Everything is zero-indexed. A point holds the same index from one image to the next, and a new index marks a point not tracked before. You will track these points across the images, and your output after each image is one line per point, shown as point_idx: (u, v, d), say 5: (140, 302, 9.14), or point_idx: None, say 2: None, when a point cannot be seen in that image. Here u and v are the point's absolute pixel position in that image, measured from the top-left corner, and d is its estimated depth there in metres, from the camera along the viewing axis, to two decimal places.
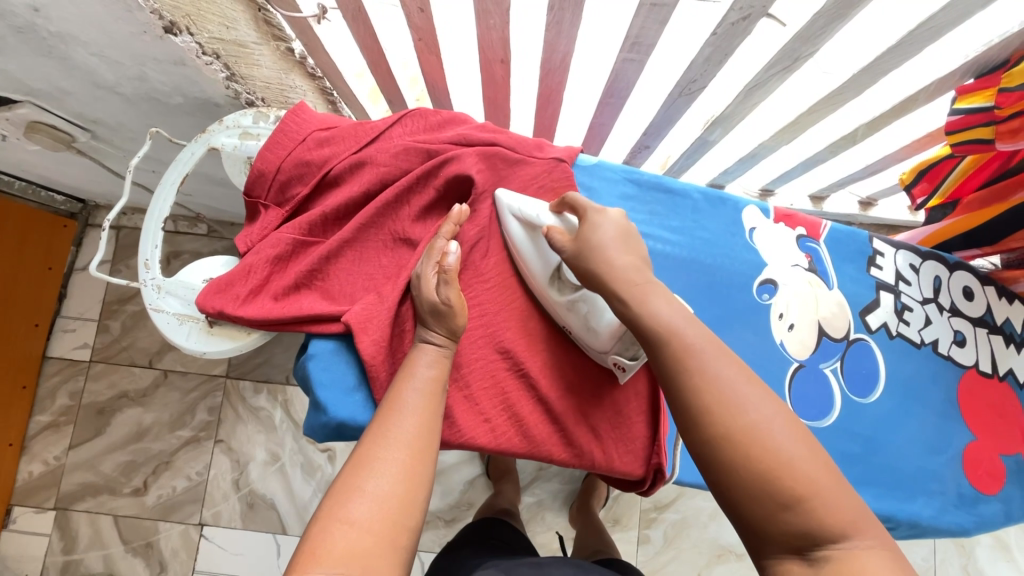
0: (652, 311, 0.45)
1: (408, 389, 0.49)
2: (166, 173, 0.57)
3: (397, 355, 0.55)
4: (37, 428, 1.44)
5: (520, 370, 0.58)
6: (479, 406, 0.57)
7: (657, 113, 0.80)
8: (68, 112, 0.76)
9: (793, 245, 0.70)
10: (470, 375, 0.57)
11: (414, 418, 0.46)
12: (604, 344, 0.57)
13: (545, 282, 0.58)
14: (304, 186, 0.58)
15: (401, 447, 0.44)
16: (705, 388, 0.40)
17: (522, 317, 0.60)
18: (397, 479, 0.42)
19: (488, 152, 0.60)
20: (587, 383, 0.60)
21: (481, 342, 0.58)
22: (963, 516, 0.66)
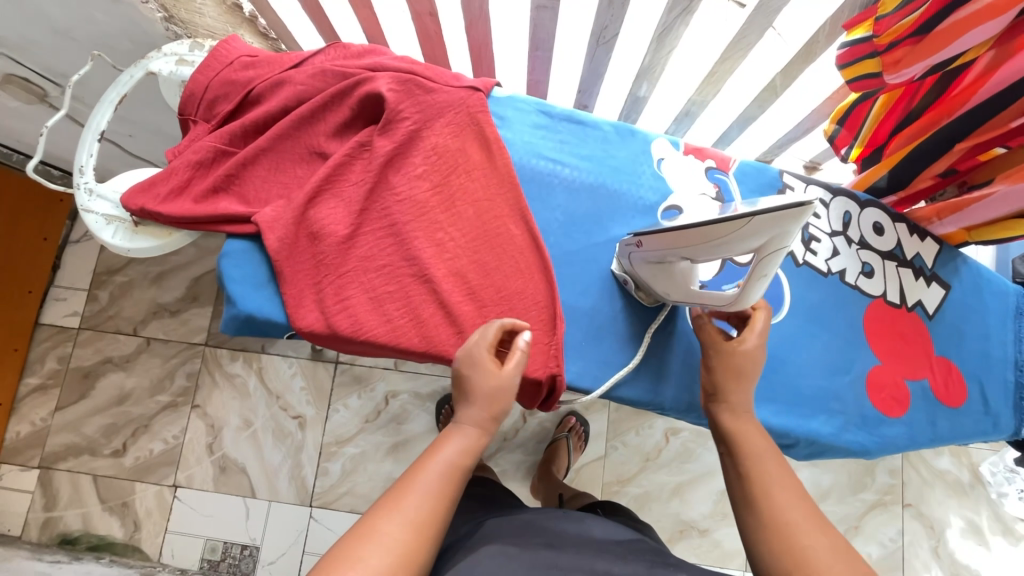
0: (749, 440, 0.56)
1: (449, 443, 0.53)
2: (105, 91, 0.64)
3: (306, 255, 0.60)
4: (26, 390, 1.51)
5: (421, 275, 0.62)
6: (378, 304, 0.61)
7: (584, 66, 0.85)
8: (38, 64, 0.83)
9: (701, 175, 0.73)
10: (372, 277, 0.61)
11: (445, 478, 0.51)
12: (638, 276, 0.63)
13: (691, 255, 0.53)
14: (229, 104, 0.64)
15: (414, 516, 0.47)
16: (773, 516, 0.49)
17: (430, 227, 0.64)
18: (398, 552, 0.45)
19: (401, 77, 0.64)
20: (489, 293, 0.63)
21: (384, 247, 0.62)
22: (863, 436, 0.67)
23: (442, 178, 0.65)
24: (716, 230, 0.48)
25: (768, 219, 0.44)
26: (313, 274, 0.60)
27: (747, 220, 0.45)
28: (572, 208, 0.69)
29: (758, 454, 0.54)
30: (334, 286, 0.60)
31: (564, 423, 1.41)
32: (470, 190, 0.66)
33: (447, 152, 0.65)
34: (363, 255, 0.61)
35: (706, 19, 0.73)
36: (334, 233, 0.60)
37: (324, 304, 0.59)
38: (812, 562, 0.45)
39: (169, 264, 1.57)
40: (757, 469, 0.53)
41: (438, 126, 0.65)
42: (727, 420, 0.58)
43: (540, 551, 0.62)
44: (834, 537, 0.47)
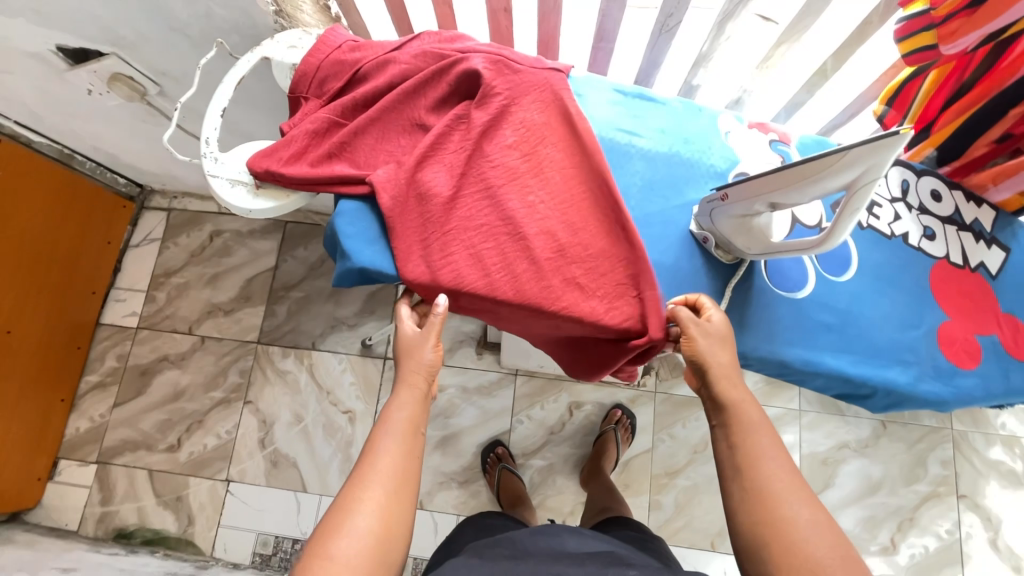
0: (743, 406, 0.61)
1: (395, 417, 0.65)
2: (227, 73, 0.70)
3: (411, 213, 0.65)
4: (86, 387, 1.57)
5: (515, 235, 0.66)
6: (478, 259, 0.65)
7: (645, 55, 0.90)
8: (143, 64, 0.92)
9: (766, 147, 0.78)
10: (472, 236, 0.66)
11: (400, 445, 0.63)
12: (719, 232, 0.67)
13: (780, 200, 0.57)
14: (338, 82, 0.70)
15: (386, 483, 0.59)
16: (749, 457, 0.58)
17: (522, 190, 0.68)
18: (379, 513, 0.57)
19: (494, 56, 0.68)
20: (575, 248, 0.68)
21: (482, 209, 0.67)
22: (939, 386, 0.70)
23: (532, 146, 0.69)
24: (811, 169, 0.52)
25: (864, 150, 0.48)
26: (418, 231, 0.65)
27: (844, 154, 0.49)
28: (648, 175, 0.73)
29: (754, 422, 0.60)
30: (437, 244, 0.65)
31: (610, 416, 1.44)
32: (556, 156, 0.70)
33: (535, 124, 0.70)
34: (463, 217, 0.66)
35: (747, 38, 0.86)
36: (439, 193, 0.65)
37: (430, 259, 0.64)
38: (790, 527, 0.53)
39: (224, 266, 1.64)
40: (742, 423, 0.60)
41: (526, 101, 0.70)
42: (724, 388, 0.62)
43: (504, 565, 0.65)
44: (812, 502, 0.54)
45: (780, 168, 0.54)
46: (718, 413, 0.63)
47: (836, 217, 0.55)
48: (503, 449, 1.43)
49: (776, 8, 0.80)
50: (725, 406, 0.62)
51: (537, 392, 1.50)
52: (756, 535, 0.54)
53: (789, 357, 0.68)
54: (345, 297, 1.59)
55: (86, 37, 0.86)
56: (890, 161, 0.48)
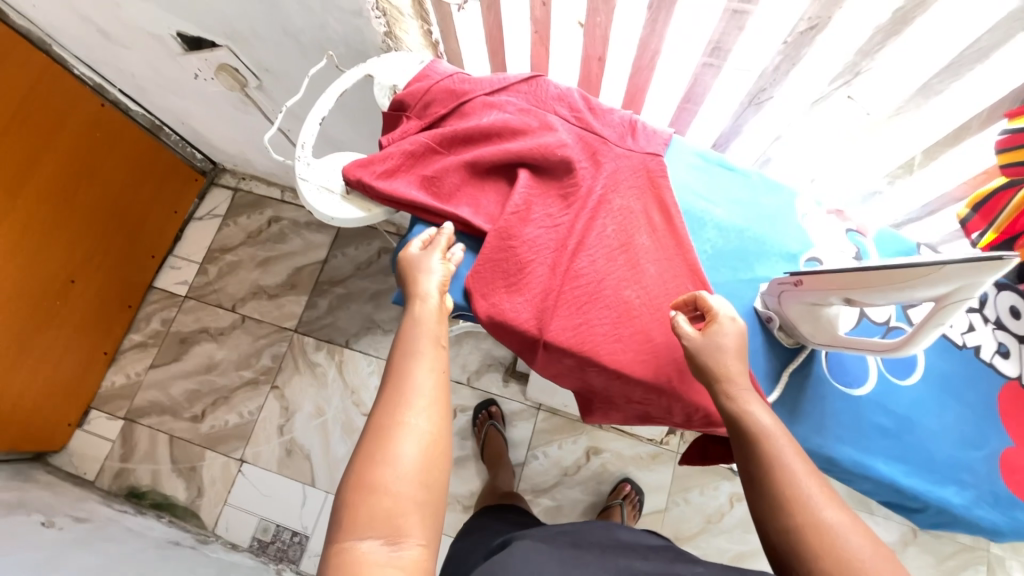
0: (752, 411, 0.57)
1: (413, 333, 0.59)
2: (332, 84, 0.74)
3: (498, 260, 0.68)
4: (128, 344, 1.64)
5: (599, 309, 0.67)
6: (562, 326, 0.66)
7: (728, 123, 0.91)
8: (250, 59, 0.97)
9: (843, 235, 0.76)
10: (557, 295, 0.67)
11: (429, 362, 0.57)
12: (785, 315, 0.66)
13: (857, 297, 0.56)
14: (442, 108, 0.73)
15: (423, 403, 0.54)
16: (769, 464, 0.54)
17: (611, 267, 0.69)
18: (426, 437, 0.52)
19: (589, 136, 0.74)
20: (669, 348, 0.67)
21: (568, 276, 0.68)
22: (996, 515, 0.66)
23: (626, 226, 0.71)
24: (901, 274, 0.50)
25: (961, 267, 0.47)
26: (504, 288, 0.67)
27: (939, 267, 0.47)
28: (720, 245, 0.73)
29: (766, 429, 0.56)
30: (518, 304, 0.67)
31: (618, 489, 1.39)
32: (650, 246, 0.71)
33: (631, 211, 0.72)
34: (550, 281, 0.67)
35: (834, 123, 0.84)
36: (526, 252, 0.68)
37: (513, 319, 0.66)
38: (822, 530, 0.49)
39: (277, 251, 1.70)
40: (755, 429, 0.56)
41: (623, 188, 0.73)
42: (735, 395, 0.59)
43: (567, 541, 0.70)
44: (842, 506, 0.51)
45: (864, 267, 0.53)
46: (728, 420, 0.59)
47: (916, 327, 0.54)
48: (495, 409, 1.48)
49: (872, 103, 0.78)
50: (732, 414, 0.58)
51: (557, 430, 1.48)
52: (793, 538, 0.50)
53: (840, 456, 0.65)
54: (385, 301, 1.62)
55: (205, 28, 0.92)
56: (987, 283, 0.47)
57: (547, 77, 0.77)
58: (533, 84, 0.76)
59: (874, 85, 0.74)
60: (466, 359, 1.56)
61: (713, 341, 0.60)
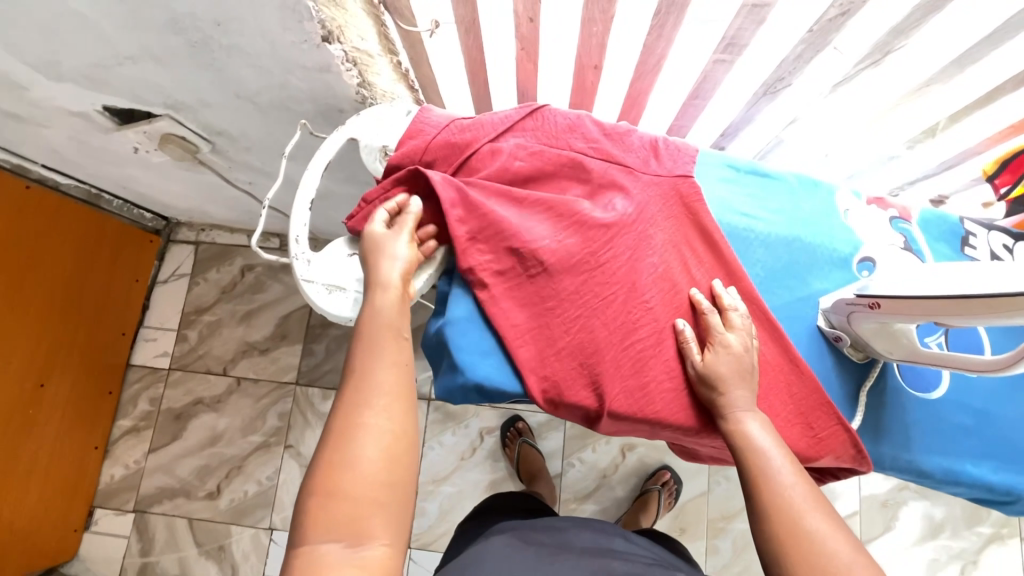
0: (748, 430, 0.56)
1: (375, 323, 0.54)
2: (313, 159, 0.64)
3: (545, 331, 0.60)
4: (119, 432, 1.52)
5: (661, 363, 0.61)
6: (626, 392, 0.60)
7: (739, 113, 0.84)
8: (198, 124, 0.85)
9: (887, 226, 0.72)
10: (617, 357, 0.60)
11: (389, 356, 0.53)
12: (857, 333, 0.62)
13: (951, 321, 0.53)
14: (447, 167, 0.65)
15: (386, 400, 0.50)
16: (764, 476, 0.53)
17: (665, 310, 0.63)
18: (390, 436, 0.48)
19: (613, 165, 0.66)
20: None
21: (623, 332, 0.61)
22: None
23: (669, 259, 0.65)
24: (1012, 303, 0.47)
25: None
26: (556, 360, 0.59)
27: None
28: (771, 263, 0.68)
29: (761, 444, 0.55)
30: (576, 374, 0.59)
31: (658, 475, 1.39)
32: (700, 280, 0.65)
33: (673, 244, 0.65)
34: (607, 341, 0.60)
35: (855, 100, 0.78)
36: (573, 313, 0.60)
37: (572, 396, 0.59)
38: (813, 541, 0.48)
39: (258, 302, 1.58)
40: (753, 444, 0.55)
41: (659, 218, 0.66)
42: (736, 411, 0.57)
43: (550, 551, 0.70)
44: (832, 517, 0.50)
45: (965, 294, 0.49)
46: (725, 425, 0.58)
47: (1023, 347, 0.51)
48: (523, 424, 1.44)
49: (900, 75, 0.72)
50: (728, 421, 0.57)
51: (589, 434, 1.46)
52: (780, 547, 0.49)
53: (928, 466, 0.64)
54: None
55: (139, 101, 0.79)
56: None
57: (552, 105, 0.68)
58: (539, 117, 0.67)
59: (908, 58, 0.69)
60: None
61: (717, 362, 0.58)
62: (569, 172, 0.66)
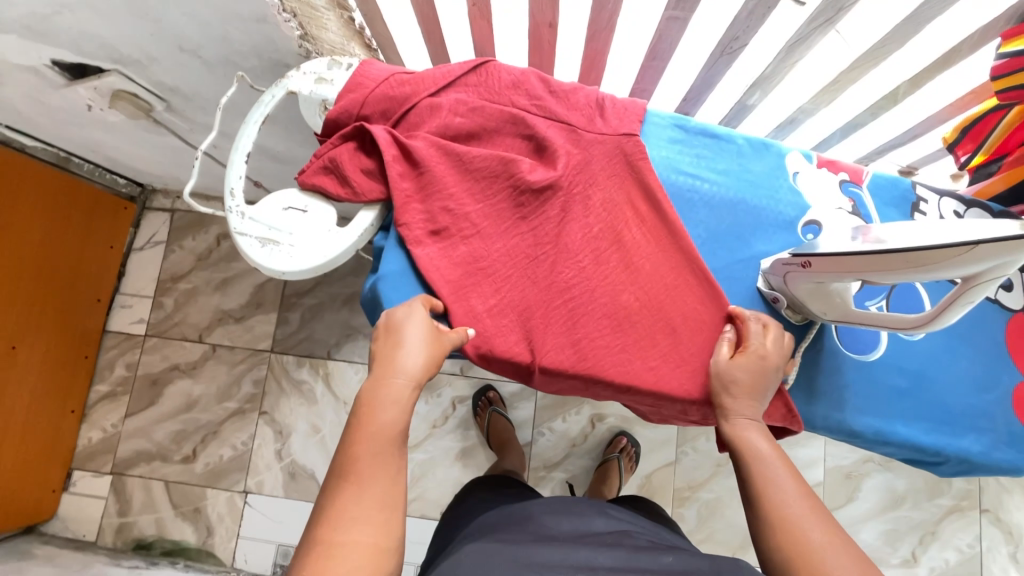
0: (748, 436, 0.56)
1: (377, 427, 0.51)
2: (250, 111, 0.63)
3: (477, 288, 0.60)
4: (96, 396, 1.54)
5: (594, 320, 0.61)
6: (555, 348, 0.60)
7: (698, 76, 0.83)
8: (148, 80, 0.83)
9: (837, 189, 0.71)
10: (549, 315, 0.60)
11: (382, 464, 0.49)
12: (793, 294, 0.62)
13: (874, 278, 0.52)
14: (387, 121, 0.64)
15: (367, 514, 0.47)
16: (763, 487, 0.52)
17: (604, 270, 0.63)
18: (365, 553, 0.45)
19: (556, 123, 0.65)
20: (676, 348, 0.62)
21: (555, 290, 0.61)
22: (1014, 454, 0.66)
23: (609, 219, 0.64)
24: (924, 258, 0.46)
25: (994, 247, 0.42)
26: (485, 316, 0.59)
27: (969, 249, 0.43)
28: (713, 224, 0.67)
29: (759, 451, 0.55)
30: (506, 330, 0.59)
31: (615, 443, 1.41)
32: (640, 239, 0.64)
33: (614, 204, 0.65)
34: (540, 299, 0.60)
35: (815, 59, 0.76)
36: (506, 270, 0.60)
37: (503, 350, 0.59)
38: (813, 552, 0.47)
39: (233, 271, 1.58)
40: (755, 458, 0.54)
41: (601, 178, 0.65)
42: (733, 421, 0.58)
43: (523, 549, 0.66)
44: (827, 520, 0.49)
45: (880, 251, 0.49)
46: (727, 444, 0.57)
47: (943, 303, 0.50)
48: (494, 394, 1.46)
49: (857, 27, 0.69)
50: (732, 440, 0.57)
51: (559, 404, 1.47)
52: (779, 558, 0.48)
53: (859, 427, 0.64)
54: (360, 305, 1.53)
55: (84, 54, 0.77)
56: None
57: (498, 60, 0.67)
58: (484, 72, 0.66)
59: (866, 14, 0.67)
60: None
61: (738, 365, 0.59)
62: (511, 128, 0.65)
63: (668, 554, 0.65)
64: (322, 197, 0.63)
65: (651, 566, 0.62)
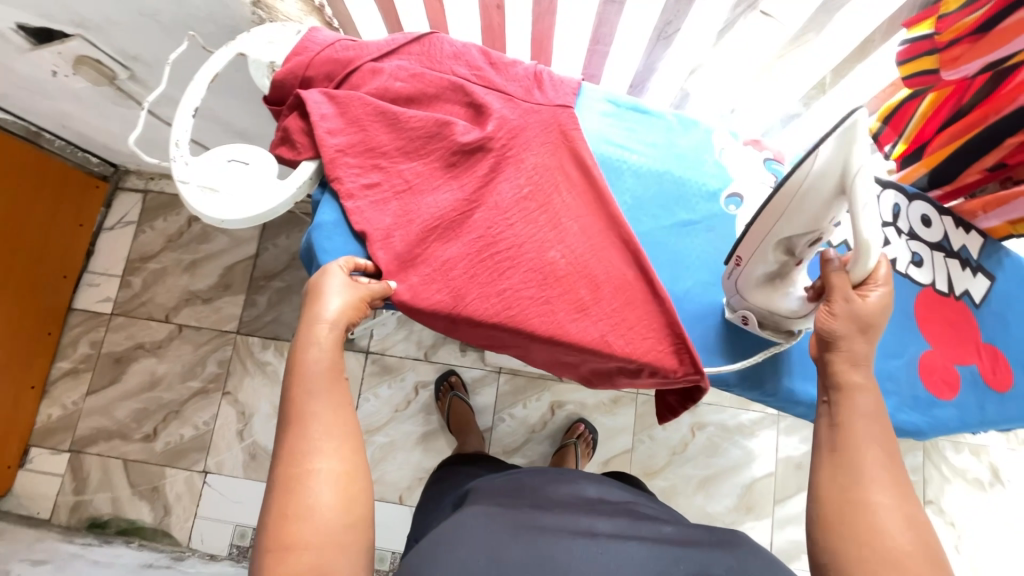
0: (857, 393, 0.52)
1: (310, 366, 0.54)
2: (199, 69, 0.66)
3: (407, 239, 0.63)
4: (58, 373, 1.53)
5: (520, 276, 0.64)
6: (481, 298, 0.63)
7: (640, 61, 0.88)
8: (111, 47, 0.86)
9: (760, 166, 0.75)
10: (476, 269, 0.64)
11: (333, 399, 0.53)
12: (754, 307, 0.64)
13: (784, 233, 0.53)
14: (330, 82, 0.68)
15: (332, 442, 0.51)
16: (851, 445, 0.50)
17: (532, 230, 0.66)
18: (339, 477, 0.49)
19: (493, 92, 0.68)
20: (597, 304, 0.65)
21: (484, 245, 0.64)
22: (916, 417, 0.71)
23: (539, 183, 0.67)
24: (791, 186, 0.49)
25: (830, 146, 0.45)
26: (416, 266, 0.63)
27: (812, 155, 0.46)
28: (639, 193, 0.72)
29: (861, 410, 0.52)
30: (432, 280, 0.63)
31: (573, 429, 1.43)
32: (569, 202, 0.68)
33: (545, 168, 0.68)
34: (467, 254, 0.64)
35: (744, 44, 0.81)
36: (437, 225, 0.64)
37: (427, 299, 0.62)
38: (880, 522, 0.47)
39: (202, 253, 1.59)
40: (855, 416, 0.52)
41: (534, 143, 0.68)
42: (842, 367, 0.54)
43: (526, 515, 0.59)
44: (908, 499, 0.48)
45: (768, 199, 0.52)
46: (827, 389, 0.54)
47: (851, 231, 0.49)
48: (456, 378, 1.48)
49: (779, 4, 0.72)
50: (840, 385, 0.53)
51: (520, 390, 1.50)
52: (843, 513, 0.48)
53: (771, 386, 0.70)
54: None
55: (48, 18, 0.80)
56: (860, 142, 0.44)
57: (441, 33, 0.71)
58: (427, 42, 0.70)
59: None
60: (419, 335, 1.54)
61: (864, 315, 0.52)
62: (451, 95, 0.68)
63: (667, 525, 0.60)
64: (265, 152, 0.66)
65: (652, 535, 0.57)
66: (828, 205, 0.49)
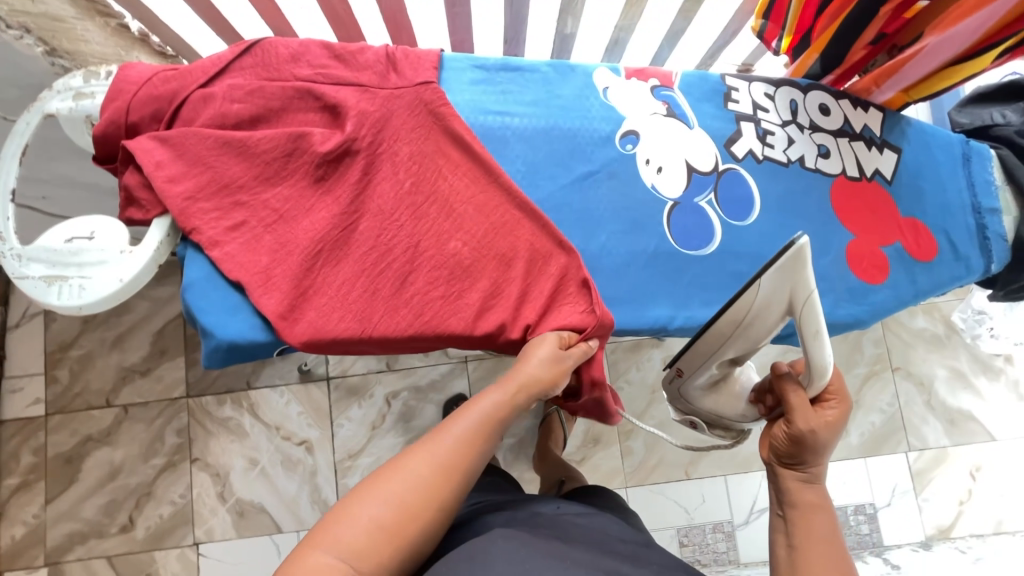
0: (809, 513, 0.51)
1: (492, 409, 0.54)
2: (2, 146, 0.57)
3: (292, 272, 0.57)
4: (8, 491, 1.43)
5: (425, 276, 0.60)
6: (389, 314, 0.58)
7: (506, 14, 0.82)
8: None
9: (649, 95, 0.72)
10: (375, 284, 0.59)
11: (484, 439, 0.52)
12: (703, 410, 0.71)
13: (731, 352, 0.61)
14: (160, 123, 0.60)
15: (452, 463, 0.50)
16: (806, 559, 0.48)
17: (425, 225, 0.61)
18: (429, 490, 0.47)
19: (345, 88, 0.62)
20: (513, 286, 0.62)
21: (377, 255, 0.59)
22: (855, 307, 0.72)
23: (422, 172, 0.62)
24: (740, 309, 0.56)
25: (775, 273, 0.51)
26: (310, 298, 0.58)
27: (758, 284, 0.53)
28: (531, 157, 0.67)
29: (817, 527, 0.50)
30: (331, 309, 0.58)
31: None
32: (457, 185, 0.63)
33: (423, 155, 0.62)
34: (361, 271, 0.59)
35: None
36: (321, 250, 0.58)
37: (329, 329, 0.57)
38: None
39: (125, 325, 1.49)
40: (811, 528, 0.50)
41: (404, 132, 0.62)
42: (795, 487, 0.53)
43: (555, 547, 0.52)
44: None
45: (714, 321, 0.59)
46: (781, 504, 0.53)
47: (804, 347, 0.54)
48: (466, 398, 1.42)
49: None
50: (795, 502, 0.52)
51: (491, 373, 1.47)
52: None
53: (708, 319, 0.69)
54: None
55: None
56: (805, 269, 0.50)
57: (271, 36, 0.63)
58: (258, 51, 0.62)
59: None
60: None
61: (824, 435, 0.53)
62: (300, 102, 0.61)
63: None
64: (107, 217, 0.59)
65: None
66: (774, 320, 0.56)
